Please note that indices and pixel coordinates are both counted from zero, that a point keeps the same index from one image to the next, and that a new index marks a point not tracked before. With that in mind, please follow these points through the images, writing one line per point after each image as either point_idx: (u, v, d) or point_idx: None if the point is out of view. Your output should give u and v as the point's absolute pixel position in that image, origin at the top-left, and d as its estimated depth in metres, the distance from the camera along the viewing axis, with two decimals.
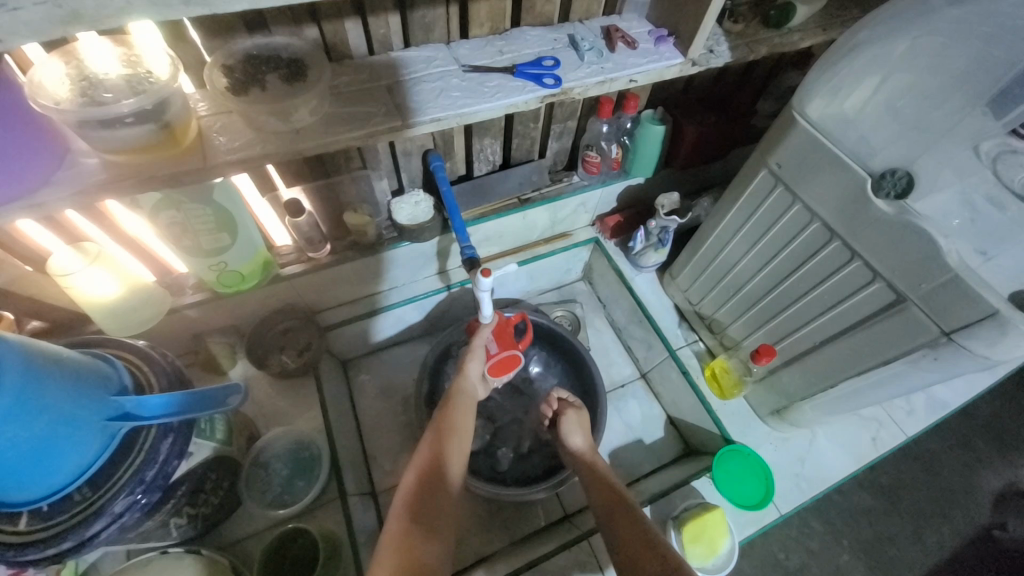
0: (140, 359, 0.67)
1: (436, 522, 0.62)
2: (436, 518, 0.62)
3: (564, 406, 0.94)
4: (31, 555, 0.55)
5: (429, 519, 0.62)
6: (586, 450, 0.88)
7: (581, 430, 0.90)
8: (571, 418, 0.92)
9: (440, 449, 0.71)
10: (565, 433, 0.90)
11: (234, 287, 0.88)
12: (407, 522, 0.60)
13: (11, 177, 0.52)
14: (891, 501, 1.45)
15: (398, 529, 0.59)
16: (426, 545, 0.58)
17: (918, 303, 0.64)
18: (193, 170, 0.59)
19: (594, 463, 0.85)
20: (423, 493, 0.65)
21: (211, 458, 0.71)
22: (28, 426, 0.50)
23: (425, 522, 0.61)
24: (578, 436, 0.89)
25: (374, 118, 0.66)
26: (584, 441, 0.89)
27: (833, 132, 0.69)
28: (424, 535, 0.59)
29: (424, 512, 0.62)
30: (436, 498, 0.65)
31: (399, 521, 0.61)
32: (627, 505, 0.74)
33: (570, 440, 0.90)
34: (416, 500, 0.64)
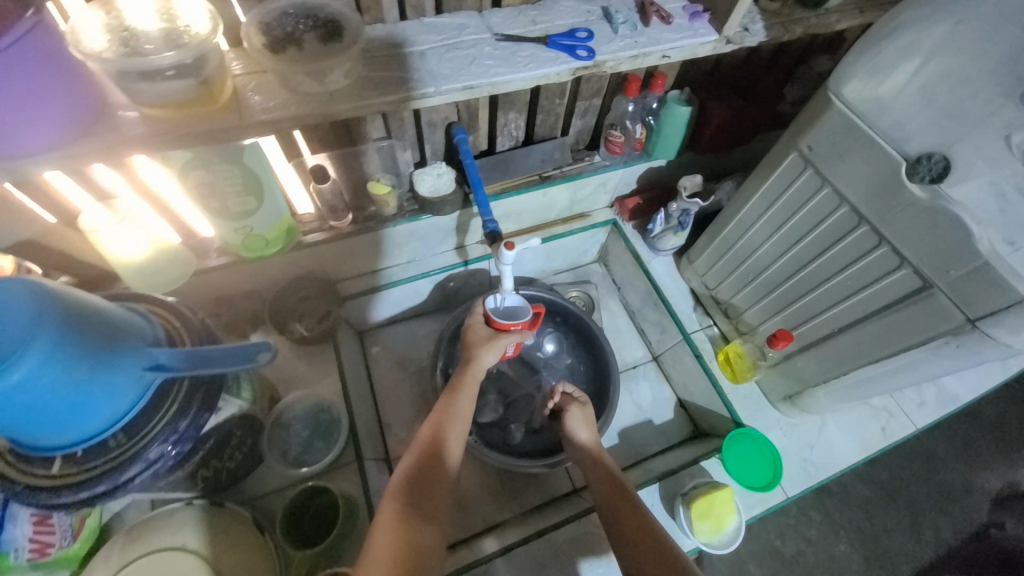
0: (174, 315, 0.69)
1: (431, 508, 0.65)
2: (434, 505, 0.65)
3: (567, 400, 0.94)
4: (64, 498, 0.57)
5: (423, 504, 0.65)
6: (592, 443, 0.88)
7: (586, 425, 0.91)
8: (575, 413, 0.92)
9: (441, 432, 0.74)
10: (570, 429, 0.91)
11: (258, 252, 0.88)
12: (402, 505, 0.63)
13: (56, 123, 0.53)
14: (891, 496, 1.47)
15: (394, 512, 0.62)
16: (421, 529, 0.61)
17: (944, 291, 0.64)
18: (230, 128, 0.60)
19: (596, 452, 0.86)
20: (420, 477, 0.67)
21: (237, 416, 0.73)
22: (69, 372, 0.51)
23: (421, 508, 0.64)
24: (583, 431, 0.90)
25: (406, 83, 0.66)
26: (589, 434, 0.90)
27: (869, 116, 0.68)
28: (419, 519, 0.62)
29: (420, 498, 0.65)
30: (431, 482, 0.67)
31: (393, 502, 0.63)
32: (628, 498, 0.76)
33: (574, 431, 0.90)
34: (412, 485, 0.66)
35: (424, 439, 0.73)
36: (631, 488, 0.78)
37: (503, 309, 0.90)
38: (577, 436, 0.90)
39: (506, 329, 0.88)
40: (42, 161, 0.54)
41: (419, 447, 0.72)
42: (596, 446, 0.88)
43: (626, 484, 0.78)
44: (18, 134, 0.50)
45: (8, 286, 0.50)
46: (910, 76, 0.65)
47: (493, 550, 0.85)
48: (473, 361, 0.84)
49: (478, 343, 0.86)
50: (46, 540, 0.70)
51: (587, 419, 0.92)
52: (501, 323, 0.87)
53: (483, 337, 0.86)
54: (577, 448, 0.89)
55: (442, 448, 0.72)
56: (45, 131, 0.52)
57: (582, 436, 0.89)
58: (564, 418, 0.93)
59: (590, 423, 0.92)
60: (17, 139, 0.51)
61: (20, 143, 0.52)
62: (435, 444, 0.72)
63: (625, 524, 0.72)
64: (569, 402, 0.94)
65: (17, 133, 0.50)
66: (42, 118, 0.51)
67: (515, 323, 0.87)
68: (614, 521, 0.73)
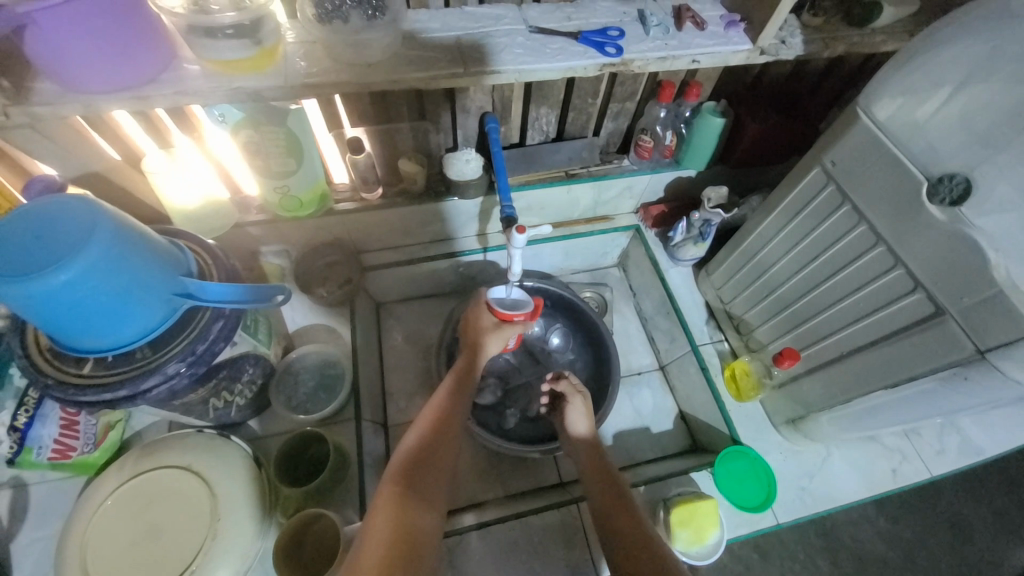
0: (208, 253, 0.76)
1: (428, 493, 0.65)
2: (431, 488, 0.66)
3: (570, 390, 0.94)
4: (88, 397, 0.63)
5: (423, 486, 0.65)
6: (590, 436, 0.89)
7: (585, 418, 0.91)
8: (577, 407, 0.93)
9: (444, 418, 0.75)
10: (569, 420, 0.92)
11: (292, 211, 0.95)
12: (399, 487, 0.63)
13: (131, 67, 0.61)
14: (910, 557, 1.37)
15: (391, 493, 0.62)
16: (420, 509, 0.61)
17: (957, 318, 0.62)
18: (275, 87, 0.66)
19: (597, 447, 0.86)
20: (419, 457, 0.68)
21: (251, 354, 0.80)
22: (109, 281, 0.58)
23: (419, 492, 0.64)
24: (582, 423, 0.90)
25: (438, 63, 0.71)
26: (586, 424, 0.90)
27: (899, 137, 0.66)
28: (417, 501, 0.62)
29: (420, 481, 0.65)
30: (430, 465, 0.68)
31: (392, 484, 0.63)
32: (626, 501, 0.75)
33: (573, 423, 0.91)
34: (410, 466, 0.67)
35: (426, 419, 0.75)
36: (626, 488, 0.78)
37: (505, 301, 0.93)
38: (575, 427, 0.91)
39: (510, 319, 0.89)
40: (115, 99, 0.63)
41: (422, 429, 0.73)
42: (598, 438, 0.88)
43: (624, 486, 0.78)
44: (98, 73, 0.59)
45: (72, 203, 0.59)
46: (945, 99, 0.62)
47: (469, 523, 0.87)
48: (480, 348, 0.87)
49: (486, 332, 0.88)
50: (68, 444, 0.78)
51: (587, 409, 0.92)
52: (502, 313, 0.89)
53: (490, 325, 0.89)
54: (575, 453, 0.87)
55: (445, 430, 0.73)
56: (120, 71, 0.60)
57: (580, 428, 0.90)
58: (565, 410, 0.94)
59: (589, 413, 0.92)
60: (97, 75, 0.59)
61: (99, 80, 0.60)
62: (435, 423, 0.74)
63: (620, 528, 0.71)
64: (573, 393, 0.94)
65: (99, 71, 0.59)
66: (119, 61, 0.59)
67: (517, 313, 0.89)
68: (608, 511, 0.74)
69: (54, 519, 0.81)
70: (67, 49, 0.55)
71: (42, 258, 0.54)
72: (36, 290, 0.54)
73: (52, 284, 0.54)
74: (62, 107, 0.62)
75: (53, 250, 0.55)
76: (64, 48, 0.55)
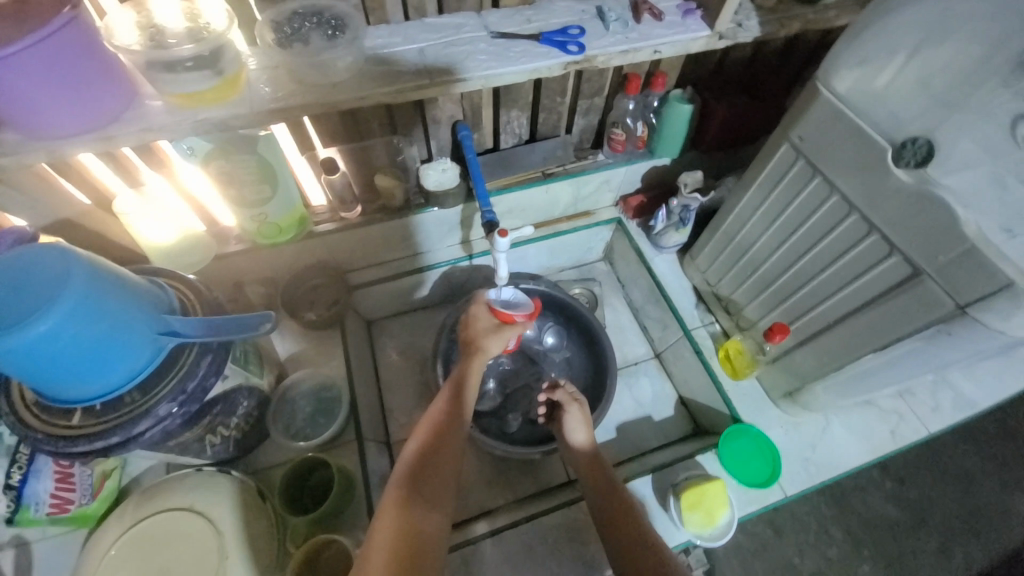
0: (189, 289, 0.75)
1: (434, 496, 0.65)
2: (435, 492, 0.65)
3: (568, 400, 0.90)
4: (79, 447, 0.62)
5: (426, 491, 0.64)
6: (587, 446, 0.87)
7: (584, 427, 0.89)
8: (575, 416, 0.90)
9: (445, 421, 0.74)
10: (568, 430, 0.89)
11: (272, 238, 0.94)
12: (403, 492, 0.63)
13: (94, 109, 0.60)
14: (919, 516, 1.39)
15: (395, 498, 0.62)
16: (424, 515, 0.60)
17: (933, 277, 0.63)
18: (241, 115, 0.66)
19: (597, 460, 0.84)
20: (422, 463, 0.68)
21: (243, 386, 0.79)
22: (90, 327, 0.57)
23: (423, 496, 0.63)
24: (580, 433, 0.88)
25: (404, 77, 0.71)
26: (586, 435, 0.88)
27: (860, 106, 0.67)
28: (421, 506, 0.62)
29: (423, 486, 0.65)
30: (433, 469, 0.67)
31: (396, 489, 0.64)
32: (630, 508, 0.75)
33: (571, 432, 0.89)
34: (413, 472, 0.66)
35: (427, 425, 0.74)
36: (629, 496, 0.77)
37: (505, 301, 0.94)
38: (573, 436, 0.88)
39: (511, 321, 0.89)
40: (81, 142, 0.62)
41: (423, 435, 0.72)
42: (598, 450, 0.86)
43: (625, 489, 0.78)
44: (59, 118, 0.58)
45: (43, 252, 0.57)
46: None
47: (482, 531, 0.87)
48: (478, 351, 0.84)
49: (480, 334, 0.87)
50: (66, 497, 0.77)
51: (585, 417, 0.89)
52: (504, 314, 0.89)
53: (488, 328, 0.88)
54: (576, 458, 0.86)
55: (445, 433, 0.72)
56: (85, 114, 0.60)
57: (578, 437, 0.88)
58: (562, 420, 0.91)
59: (587, 421, 0.90)
60: (60, 120, 0.59)
61: (63, 124, 0.59)
62: (436, 428, 0.73)
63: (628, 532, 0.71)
64: (569, 402, 0.90)
65: (60, 115, 0.58)
66: (82, 104, 0.59)
67: (516, 313, 0.89)
68: (611, 516, 0.74)
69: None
70: (27, 97, 0.54)
71: (19, 311, 0.53)
72: (16, 344, 0.53)
73: (32, 336, 0.53)
74: (26, 156, 0.61)
75: (29, 301, 0.54)
76: (24, 96, 0.54)
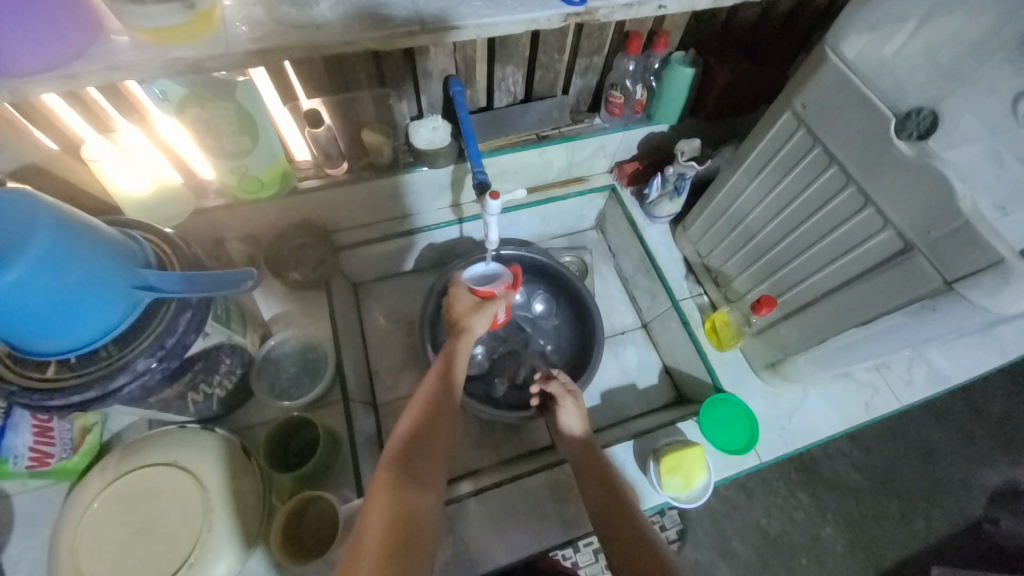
0: (166, 243, 0.72)
1: (427, 475, 0.65)
2: (427, 471, 0.66)
3: (561, 394, 0.91)
4: (54, 401, 0.60)
5: (418, 469, 0.65)
6: (581, 434, 0.88)
7: (579, 417, 0.90)
8: (569, 410, 0.91)
9: (437, 400, 0.75)
10: (563, 422, 0.90)
11: (253, 193, 0.90)
12: (396, 472, 0.63)
13: (55, 42, 0.55)
14: (882, 483, 1.46)
15: (388, 478, 0.62)
16: (416, 494, 0.61)
17: (925, 251, 0.63)
18: (217, 55, 0.61)
19: (591, 450, 0.85)
20: (414, 442, 0.68)
21: (226, 344, 0.78)
22: (58, 278, 0.54)
23: (415, 475, 0.64)
24: (575, 422, 0.89)
25: (393, 22, 0.66)
26: (580, 425, 0.89)
27: (867, 74, 0.65)
28: (414, 484, 0.62)
29: (415, 464, 0.65)
30: (426, 449, 0.68)
31: (388, 468, 0.64)
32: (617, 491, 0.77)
33: (566, 426, 0.90)
34: (405, 451, 0.67)
35: (420, 405, 0.75)
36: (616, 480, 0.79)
37: (482, 276, 0.98)
38: (568, 427, 0.90)
39: (490, 298, 0.92)
40: (41, 80, 0.57)
41: (416, 414, 0.73)
42: (592, 438, 0.88)
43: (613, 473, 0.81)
44: (16, 53, 0.54)
45: (5, 196, 0.54)
46: None
47: (466, 491, 0.88)
48: (466, 331, 0.86)
49: (469, 315, 0.88)
50: (44, 451, 0.75)
51: (579, 410, 0.90)
52: (482, 292, 0.92)
53: (469, 307, 0.90)
54: (570, 449, 0.88)
55: (439, 413, 0.73)
56: (43, 47, 0.55)
57: (574, 427, 0.89)
58: (556, 413, 0.91)
59: (582, 413, 0.91)
60: (19, 53, 0.54)
61: (21, 61, 0.55)
62: (429, 409, 0.73)
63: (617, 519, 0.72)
64: (563, 395, 0.91)
65: (17, 48, 0.53)
66: (42, 37, 0.54)
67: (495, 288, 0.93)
68: (596, 500, 0.77)
69: (42, 527, 0.79)
70: None
71: None
72: None
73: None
74: None
75: None
76: None
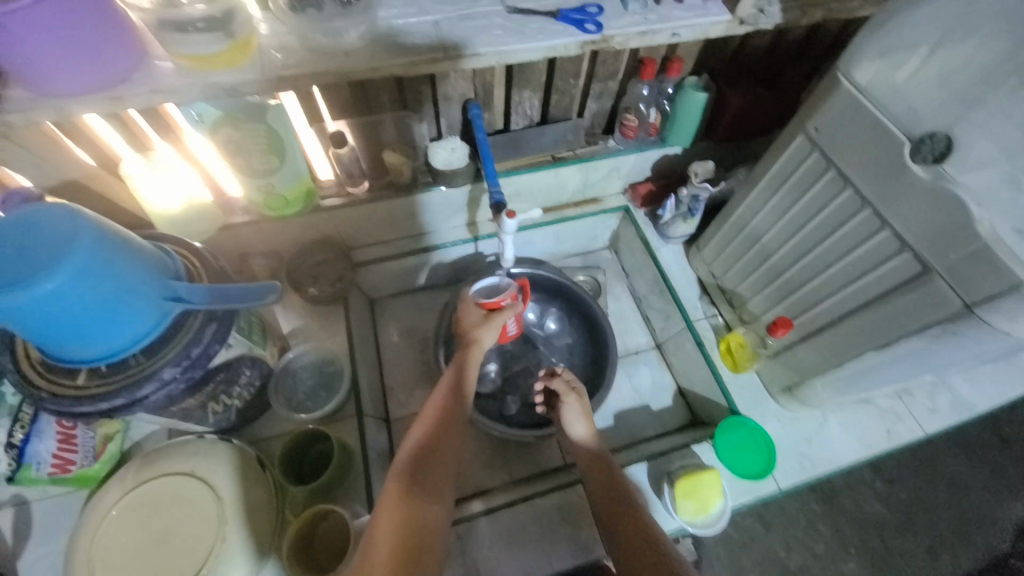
0: (195, 256, 0.75)
1: (434, 487, 0.66)
2: (436, 484, 0.67)
3: (563, 390, 0.89)
4: (83, 408, 0.62)
5: (425, 481, 0.66)
6: (588, 440, 0.86)
7: (584, 419, 0.88)
8: (572, 406, 0.89)
9: (446, 414, 0.76)
10: (567, 422, 0.88)
11: (278, 210, 0.94)
12: (404, 484, 0.64)
13: (103, 66, 0.59)
14: (908, 517, 1.40)
15: (396, 490, 0.63)
16: (424, 506, 0.62)
17: (943, 274, 0.63)
18: (252, 81, 0.65)
19: (598, 451, 0.84)
20: (422, 455, 0.69)
21: (247, 356, 0.79)
22: (95, 288, 0.57)
23: (423, 488, 0.65)
24: (580, 425, 0.87)
25: (418, 49, 0.69)
26: (586, 429, 0.87)
27: (879, 99, 0.66)
28: (422, 496, 0.63)
29: (422, 476, 0.67)
30: (435, 463, 0.69)
31: (397, 481, 0.65)
32: (626, 497, 0.76)
33: (570, 424, 0.88)
34: (414, 464, 0.68)
35: (429, 417, 0.76)
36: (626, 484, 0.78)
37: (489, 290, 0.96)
38: (574, 428, 0.88)
39: (495, 308, 0.90)
40: (88, 101, 0.61)
41: (425, 428, 0.73)
42: (600, 444, 0.85)
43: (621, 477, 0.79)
44: (67, 76, 0.58)
45: (51, 210, 0.57)
46: None
47: (477, 510, 0.88)
48: (476, 343, 0.86)
49: (475, 327, 0.88)
50: (67, 458, 0.78)
51: (582, 407, 0.88)
52: (487, 303, 0.89)
53: (477, 321, 0.89)
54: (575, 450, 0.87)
55: (447, 428, 0.74)
56: (91, 71, 0.59)
57: (579, 429, 0.87)
58: (560, 410, 0.89)
59: (586, 412, 0.88)
60: (74, 76, 0.58)
61: (71, 82, 0.59)
62: (438, 423, 0.74)
63: (625, 527, 0.71)
64: (566, 392, 0.89)
65: (69, 71, 0.57)
66: (90, 61, 0.58)
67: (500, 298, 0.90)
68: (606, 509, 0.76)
69: (60, 535, 0.81)
70: (33, 49, 0.53)
71: (27, 268, 0.53)
72: (23, 301, 0.53)
73: (40, 294, 0.53)
74: (34, 115, 0.61)
75: (38, 259, 0.54)
76: (30, 48, 0.53)
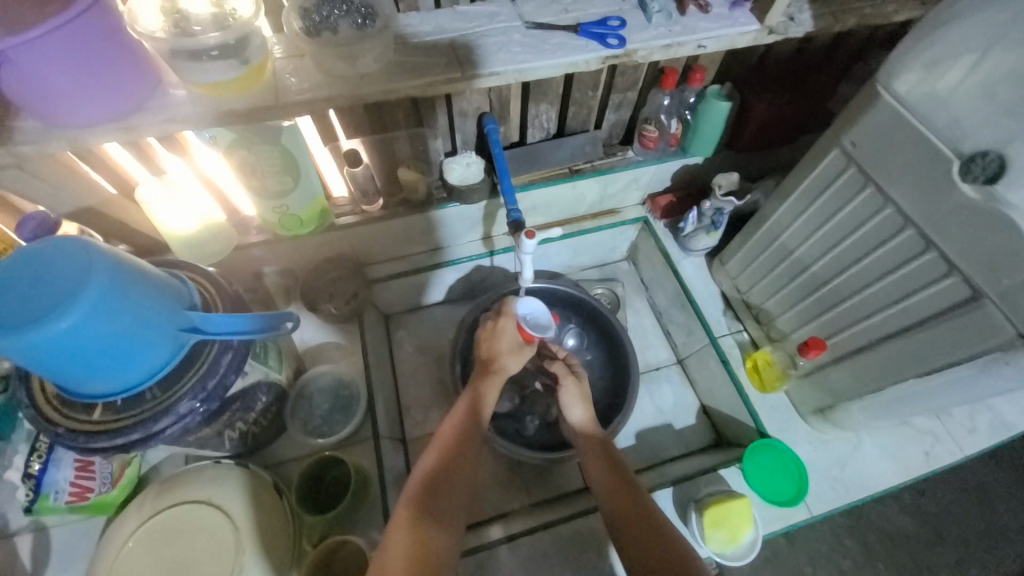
0: (210, 283, 0.74)
1: (445, 509, 0.65)
2: (449, 509, 0.66)
3: (563, 374, 0.90)
4: (99, 443, 0.62)
5: (438, 507, 0.65)
6: (585, 421, 0.86)
7: (581, 403, 0.87)
8: (570, 388, 0.89)
9: (461, 435, 0.74)
10: (564, 405, 0.88)
11: (293, 230, 0.93)
12: (415, 508, 0.64)
13: (117, 96, 0.58)
14: (939, 532, 1.35)
15: (408, 514, 0.63)
16: (434, 530, 0.62)
17: (996, 302, 0.59)
18: (267, 107, 0.64)
19: (595, 436, 0.83)
20: (435, 482, 0.68)
21: (262, 382, 0.78)
22: (110, 324, 0.56)
23: (435, 512, 0.64)
24: (578, 409, 0.87)
25: (434, 69, 0.67)
26: (585, 415, 0.86)
27: (922, 113, 0.62)
28: (432, 519, 0.63)
29: (434, 501, 0.66)
30: (448, 485, 0.68)
31: (409, 504, 0.64)
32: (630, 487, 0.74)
33: (569, 409, 0.87)
34: (428, 487, 0.67)
35: (444, 437, 0.74)
36: (628, 473, 0.76)
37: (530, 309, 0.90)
38: (571, 412, 0.87)
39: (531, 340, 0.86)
40: (102, 131, 0.61)
41: (440, 448, 0.72)
42: (603, 432, 0.84)
43: (622, 465, 0.77)
44: (82, 108, 0.57)
45: (65, 245, 0.56)
46: (968, 70, 0.57)
47: (498, 536, 0.85)
48: (499, 369, 0.83)
49: (505, 353, 0.85)
50: (85, 485, 0.78)
51: (580, 392, 0.88)
52: (525, 333, 0.85)
53: (510, 346, 0.86)
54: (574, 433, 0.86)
55: (462, 449, 0.72)
56: (105, 102, 0.58)
57: (575, 412, 0.87)
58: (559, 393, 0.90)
59: (585, 397, 0.88)
60: (90, 107, 0.57)
61: (86, 113, 0.58)
62: (453, 443, 0.72)
63: (624, 517, 0.70)
64: (565, 375, 0.90)
65: (85, 103, 0.57)
66: (105, 90, 0.57)
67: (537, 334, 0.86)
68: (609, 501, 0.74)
69: (79, 561, 0.80)
70: (46, 81, 0.52)
71: (44, 306, 0.52)
72: (39, 339, 0.52)
73: (54, 332, 0.52)
74: (48, 145, 0.60)
75: (54, 296, 0.53)
76: (43, 82, 0.52)
